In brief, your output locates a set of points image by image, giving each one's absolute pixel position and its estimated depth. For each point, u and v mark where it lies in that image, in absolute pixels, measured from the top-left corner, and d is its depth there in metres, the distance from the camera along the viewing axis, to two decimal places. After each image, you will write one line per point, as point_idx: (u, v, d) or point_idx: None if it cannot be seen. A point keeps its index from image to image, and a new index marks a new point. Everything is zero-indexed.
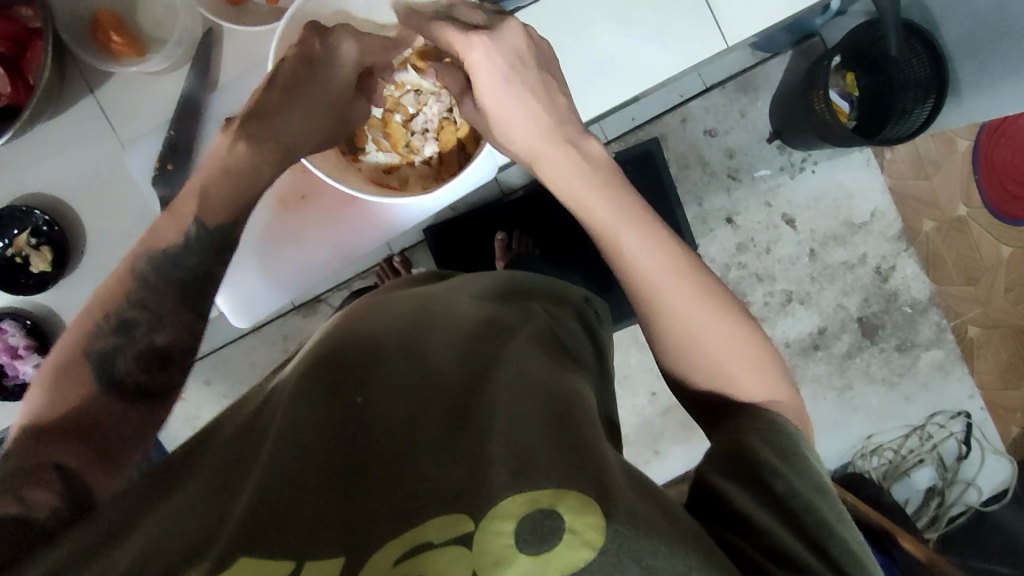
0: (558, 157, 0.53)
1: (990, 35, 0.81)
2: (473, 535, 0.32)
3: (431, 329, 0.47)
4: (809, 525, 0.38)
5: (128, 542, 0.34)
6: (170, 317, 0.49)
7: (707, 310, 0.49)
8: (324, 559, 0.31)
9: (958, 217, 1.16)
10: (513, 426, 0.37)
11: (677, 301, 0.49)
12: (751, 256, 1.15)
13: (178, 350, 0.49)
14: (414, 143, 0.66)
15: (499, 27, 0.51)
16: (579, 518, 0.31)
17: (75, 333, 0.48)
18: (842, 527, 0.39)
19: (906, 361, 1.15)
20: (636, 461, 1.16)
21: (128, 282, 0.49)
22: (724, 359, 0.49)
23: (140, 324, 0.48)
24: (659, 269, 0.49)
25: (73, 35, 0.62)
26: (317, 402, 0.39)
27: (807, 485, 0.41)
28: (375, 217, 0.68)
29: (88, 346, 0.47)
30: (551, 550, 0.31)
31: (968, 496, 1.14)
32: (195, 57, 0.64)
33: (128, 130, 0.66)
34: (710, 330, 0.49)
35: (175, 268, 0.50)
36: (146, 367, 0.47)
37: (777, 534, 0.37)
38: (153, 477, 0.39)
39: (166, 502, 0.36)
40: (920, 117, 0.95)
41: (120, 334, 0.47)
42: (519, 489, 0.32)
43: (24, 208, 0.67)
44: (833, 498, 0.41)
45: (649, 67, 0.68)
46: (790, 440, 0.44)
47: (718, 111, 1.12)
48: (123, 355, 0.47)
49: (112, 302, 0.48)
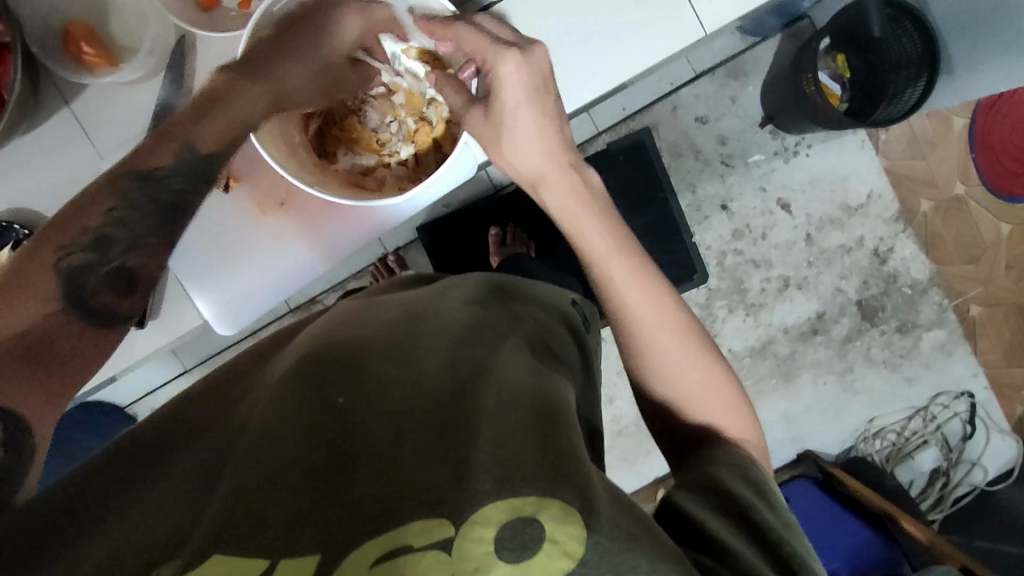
0: (552, 174, 0.54)
1: (981, 11, 0.79)
2: (453, 541, 0.31)
3: (418, 333, 0.47)
4: (782, 555, 0.38)
5: (97, 537, 0.34)
6: (143, 241, 0.47)
7: (684, 338, 0.51)
8: (296, 558, 0.31)
9: (957, 196, 1.15)
10: (499, 435, 0.36)
11: (656, 324, 0.51)
12: (746, 243, 1.14)
13: (145, 277, 0.48)
14: (389, 143, 0.67)
15: (528, 47, 0.51)
16: (560, 527, 0.32)
17: (44, 239, 0.44)
18: (812, 560, 0.40)
19: (907, 342, 1.15)
20: (638, 451, 1.15)
21: (105, 193, 0.46)
22: (691, 397, 0.50)
23: (117, 242, 0.46)
24: (644, 299, 0.51)
25: (44, 47, 0.62)
26: (300, 404, 0.39)
27: (777, 518, 0.41)
28: (357, 221, 0.67)
29: (60, 258, 0.44)
30: (531, 560, 0.31)
31: (974, 476, 1.13)
32: (169, 65, 0.64)
33: (105, 141, 0.66)
34: (683, 368, 0.50)
35: (161, 189, 0.48)
36: (112, 291, 0.46)
37: (754, 564, 0.37)
38: (115, 467, 0.38)
39: (143, 491, 0.36)
40: (913, 97, 0.93)
41: (94, 249, 0.45)
42: (501, 496, 0.32)
43: (3, 224, 0.65)
44: (803, 536, 0.42)
45: (631, 58, 0.67)
46: (760, 477, 0.45)
47: (709, 97, 1.11)
48: (97, 270, 0.45)
49: (88, 215, 0.45)
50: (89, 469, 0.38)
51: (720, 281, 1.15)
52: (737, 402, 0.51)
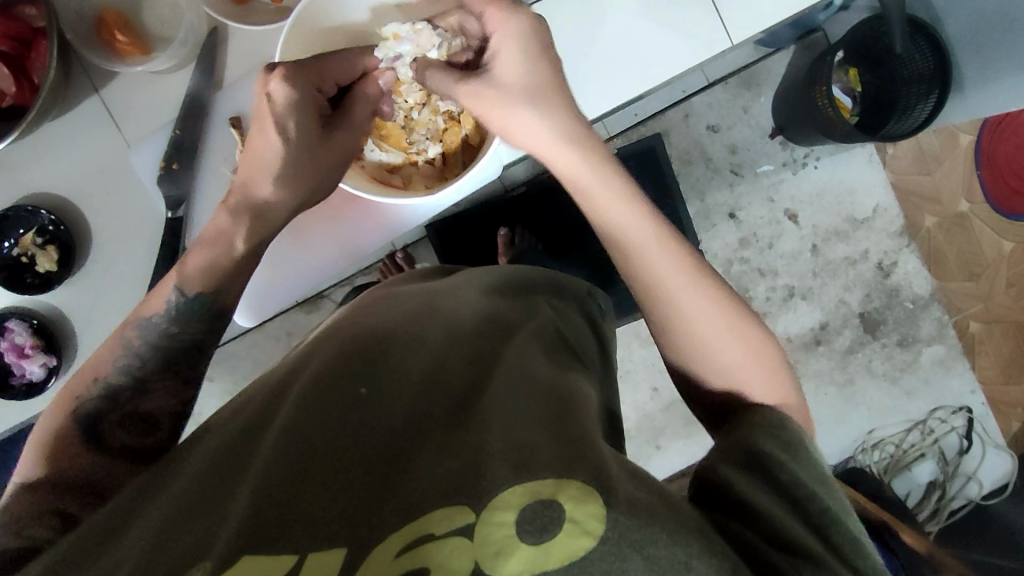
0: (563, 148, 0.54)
1: (996, 30, 0.80)
2: (474, 526, 0.31)
3: (433, 325, 0.47)
4: (813, 513, 0.40)
5: (126, 543, 0.34)
6: (152, 382, 0.51)
7: (721, 304, 0.51)
8: (324, 551, 0.31)
9: (961, 213, 1.16)
10: (513, 424, 0.36)
11: (693, 299, 0.50)
12: (754, 252, 1.15)
13: (166, 415, 0.50)
14: (418, 142, 0.66)
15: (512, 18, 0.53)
16: (579, 507, 0.31)
17: (61, 403, 0.50)
18: (845, 516, 0.40)
19: (907, 356, 1.16)
20: (638, 456, 1.16)
21: (116, 348, 0.52)
22: (721, 350, 0.50)
23: (126, 392, 0.50)
24: (675, 273, 0.51)
25: (77, 33, 0.63)
26: (321, 396, 0.39)
27: (809, 475, 0.42)
28: (379, 218, 0.68)
29: (74, 410, 0.49)
30: (552, 540, 0.31)
31: (968, 490, 1.14)
32: (200, 55, 0.64)
33: (134, 130, 0.66)
34: (727, 334, 0.50)
35: (149, 330, 0.52)
36: (129, 430, 0.49)
37: (780, 521, 0.38)
38: (154, 482, 0.39)
39: (159, 501, 0.36)
40: (923, 113, 0.94)
41: (105, 399, 0.50)
42: (519, 481, 0.32)
43: (30, 208, 0.67)
44: (839, 491, 0.43)
45: (653, 64, 0.68)
46: (797, 436, 0.45)
47: (721, 106, 1.13)
48: (109, 419, 0.49)
49: (101, 371, 0.50)
50: (132, 496, 0.38)
51: None
52: (766, 354, 0.51)
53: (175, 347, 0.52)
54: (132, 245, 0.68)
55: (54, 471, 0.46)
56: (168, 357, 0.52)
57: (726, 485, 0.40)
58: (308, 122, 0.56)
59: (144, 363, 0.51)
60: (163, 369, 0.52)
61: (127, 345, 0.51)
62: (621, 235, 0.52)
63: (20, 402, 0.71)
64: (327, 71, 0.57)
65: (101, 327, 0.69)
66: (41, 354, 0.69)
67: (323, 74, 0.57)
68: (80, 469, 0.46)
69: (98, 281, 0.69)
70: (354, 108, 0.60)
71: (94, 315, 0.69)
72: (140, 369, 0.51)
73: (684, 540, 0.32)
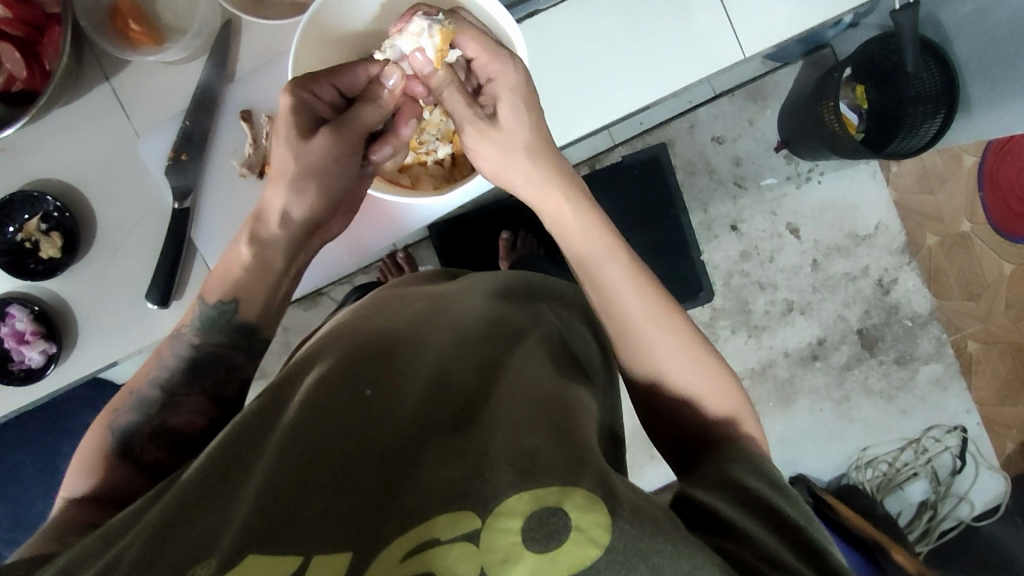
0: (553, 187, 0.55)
1: (1002, 53, 0.80)
2: (480, 533, 0.31)
3: (438, 329, 0.47)
4: (804, 538, 0.40)
5: (128, 538, 0.33)
6: (182, 397, 0.52)
7: (688, 347, 0.52)
8: (328, 554, 0.30)
9: (962, 233, 1.16)
10: (517, 429, 0.36)
11: (664, 338, 0.51)
12: (754, 265, 1.16)
13: (193, 432, 0.51)
14: (427, 142, 0.65)
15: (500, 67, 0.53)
16: (585, 515, 0.31)
17: (101, 420, 0.51)
18: (831, 546, 0.41)
19: (904, 374, 1.16)
20: (632, 465, 1.16)
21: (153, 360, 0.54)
22: (690, 381, 0.51)
23: (159, 405, 0.51)
24: (642, 307, 0.52)
25: (92, 21, 0.63)
26: (326, 396, 0.39)
27: (795, 508, 0.43)
28: (386, 216, 0.68)
29: (111, 422, 0.51)
30: (559, 548, 0.31)
31: (960, 510, 1.14)
32: (212, 48, 0.65)
33: (144, 119, 0.67)
34: (695, 370, 0.52)
35: (177, 341, 0.54)
36: (161, 445, 0.50)
37: (770, 546, 0.38)
38: (159, 486, 0.39)
39: (165, 497, 0.36)
40: (929, 131, 0.94)
41: (139, 415, 0.51)
42: (523, 486, 0.32)
43: (35, 193, 0.67)
44: (819, 524, 0.43)
45: (663, 74, 0.68)
46: (774, 473, 0.46)
47: (727, 118, 1.13)
48: (140, 433, 0.50)
49: (136, 383, 0.52)
50: (138, 501, 0.38)
51: (724, 300, 1.16)
52: (726, 385, 0.53)
53: (195, 357, 0.53)
54: (136, 234, 0.68)
55: (92, 484, 0.47)
56: (194, 369, 0.53)
57: (717, 508, 0.40)
58: (300, 127, 0.54)
59: (174, 377, 0.53)
60: (189, 383, 0.52)
61: (166, 367, 0.53)
62: (591, 263, 0.53)
63: (18, 388, 0.70)
64: (336, 79, 0.56)
65: (104, 317, 0.68)
66: (41, 341, 0.68)
67: (320, 83, 0.55)
68: (118, 485, 0.47)
69: (101, 270, 0.68)
70: (360, 114, 0.55)
71: (96, 305, 0.68)
72: (168, 382, 0.52)
73: (688, 550, 0.32)
